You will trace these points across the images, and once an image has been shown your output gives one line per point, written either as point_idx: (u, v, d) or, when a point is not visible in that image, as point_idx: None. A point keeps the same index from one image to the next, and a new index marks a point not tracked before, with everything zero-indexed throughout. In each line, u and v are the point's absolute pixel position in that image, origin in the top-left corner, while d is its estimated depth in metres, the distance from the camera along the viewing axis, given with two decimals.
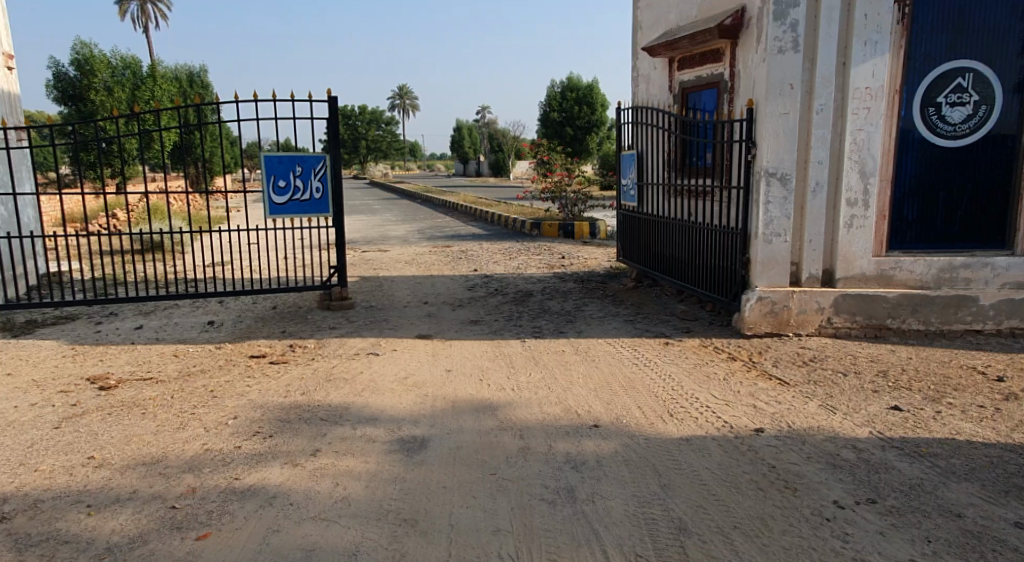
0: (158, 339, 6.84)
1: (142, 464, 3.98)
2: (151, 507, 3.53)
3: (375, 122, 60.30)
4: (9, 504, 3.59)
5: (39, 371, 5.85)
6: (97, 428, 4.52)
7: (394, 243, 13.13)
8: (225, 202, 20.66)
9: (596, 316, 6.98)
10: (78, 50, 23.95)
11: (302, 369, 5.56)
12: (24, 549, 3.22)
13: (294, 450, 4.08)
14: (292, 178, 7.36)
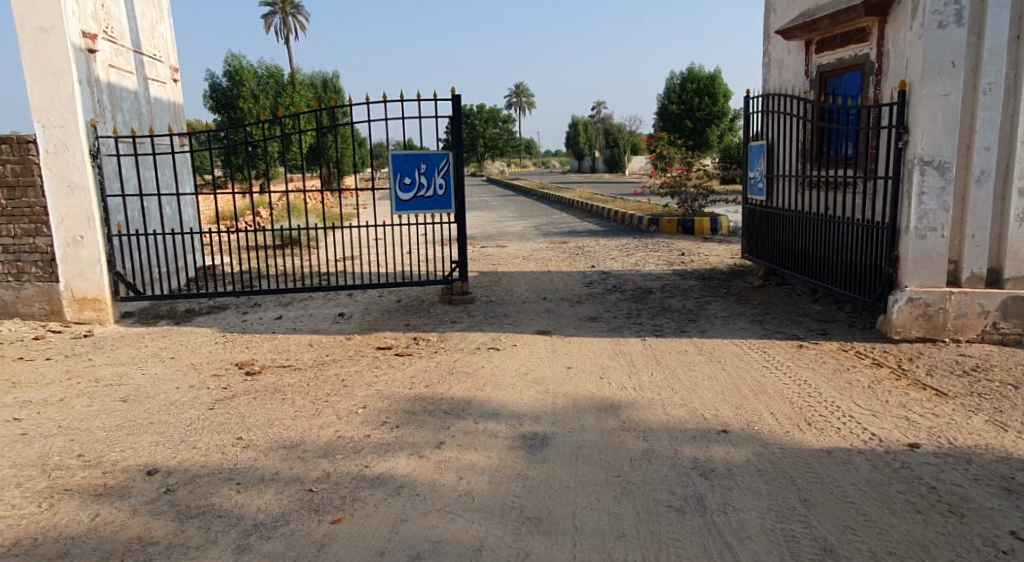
0: (296, 329, 7.24)
1: (283, 447, 4.17)
2: (292, 489, 3.68)
3: (493, 121, 61.24)
4: (172, 477, 3.87)
5: (196, 356, 6.35)
6: (244, 411, 4.82)
7: (512, 238, 13.24)
8: (354, 200, 21.73)
9: (721, 315, 6.67)
10: (230, 62, 26.11)
11: (425, 362, 5.67)
12: (185, 520, 3.44)
13: (420, 442, 4.15)
14: (418, 176, 7.54)
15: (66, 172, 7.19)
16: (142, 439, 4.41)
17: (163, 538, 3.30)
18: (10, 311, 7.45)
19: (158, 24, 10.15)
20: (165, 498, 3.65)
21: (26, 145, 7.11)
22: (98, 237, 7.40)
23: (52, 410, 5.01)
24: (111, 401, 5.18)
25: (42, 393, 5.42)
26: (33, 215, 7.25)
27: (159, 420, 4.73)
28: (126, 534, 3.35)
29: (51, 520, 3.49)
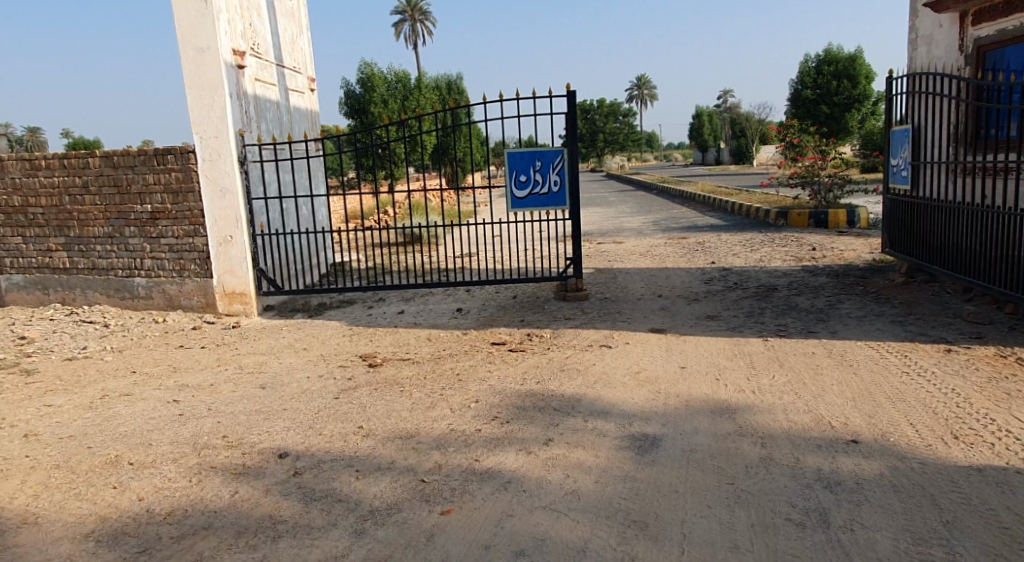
0: (416, 323, 7.44)
1: (399, 438, 4.26)
2: (405, 478, 3.72)
3: (615, 116, 60.52)
4: (300, 461, 4.03)
5: (325, 347, 6.67)
6: (366, 402, 4.98)
7: (630, 234, 12.98)
8: (475, 199, 22.20)
9: (856, 315, 6.16)
10: (363, 70, 27.54)
11: (538, 358, 5.64)
12: (310, 501, 3.54)
13: (529, 438, 4.10)
14: (533, 173, 7.52)
15: (219, 178, 7.76)
16: (275, 424, 4.65)
17: (290, 517, 3.40)
18: (174, 303, 8.23)
19: (298, 38, 10.79)
20: (293, 480, 3.79)
21: (187, 155, 7.78)
22: (245, 236, 7.95)
23: (202, 394, 5.42)
24: (251, 388, 5.52)
25: (197, 378, 5.89)
26: (193, 217, 7.92)
27: (291, 407, 4.98)
28: (259, 511, 3.48)
29: (198, 493, 3.71)
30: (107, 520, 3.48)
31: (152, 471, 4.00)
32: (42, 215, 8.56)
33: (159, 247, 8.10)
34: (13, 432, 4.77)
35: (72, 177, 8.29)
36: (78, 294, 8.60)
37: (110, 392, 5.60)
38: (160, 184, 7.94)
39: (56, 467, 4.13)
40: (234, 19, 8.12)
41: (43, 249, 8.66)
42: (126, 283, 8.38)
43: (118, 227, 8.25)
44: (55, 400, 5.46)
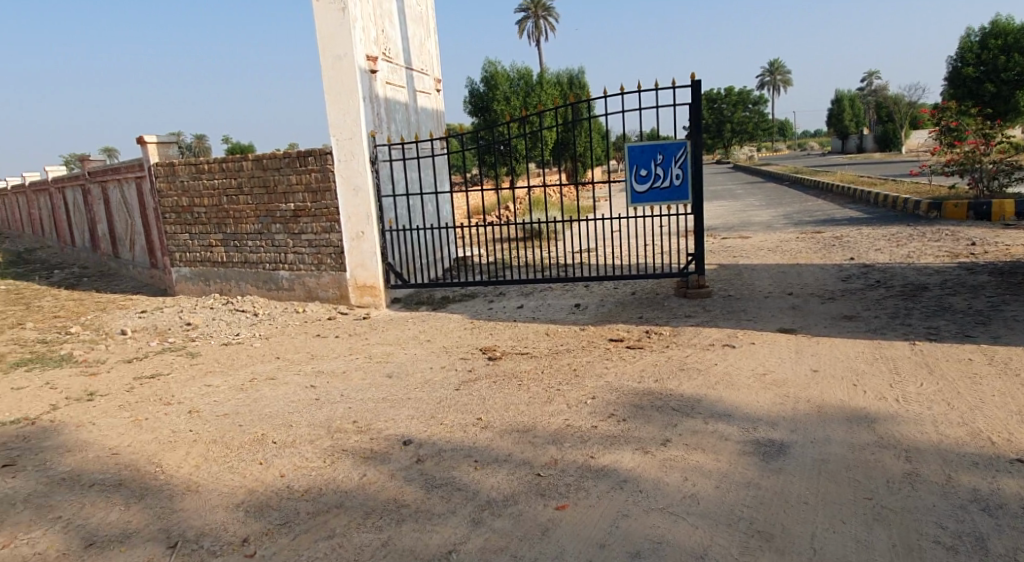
0: (535, 317, 7.49)
1: (516, 431, 4.30)
2: (521, 471, 3.74)
3: (744, 104, 58.05)
4: (422, 449, 4.16)
5: (447, 340, 6.86)
6: (485, 394, 5.07)
7: (758, 228, 12.41)
8: (596, 194, 22.08)
9: (1022, 318, 5.55)
10: (487, 69, 28.20)
11: (657, 356, 5.51)
12: (432, 488, 3.64)
13: (647, 437, 4.00)
14: (654, 167, 7.35)
15: (352, 177, 8.15)
16: (401, 412, 4.82)
17: (413, 502, 3.51)
18: (312, 295, 8.75)
19: (426, 41, 11.14)
20: (416, 466, 3.92)
21: (324, 156, 8.22)
22: (376, 232, 8.30)
23: (336, 381, 5.73)
24: (379, 376, 5.77)
25: (332, 365, 6.24)
26: (329, 214, 8.37)
27: (415, 396, 5.16)
28: (384, 495, 3.61)
29: (330, 474, 3.91)
30: (253, 493, 3.75)
31: (292, 450, 4.27)
32: (205, 214, 9.55)
33: (300, 242, 8.64)
34: (178, 408, 5.26)
35: (229, 179, 9.10)
36: (233, 285, 9.50)
37: (257, 375, 6.05)
38: (302, 184, 8.46)
39: (211, 441, 4.50)
40: (368, 26, 8.50)
41: (206, 244, 9.67)
42: (272, 275, 9.03)
43: (266, 224, 8.90)
44: (211, 381, 5.97)
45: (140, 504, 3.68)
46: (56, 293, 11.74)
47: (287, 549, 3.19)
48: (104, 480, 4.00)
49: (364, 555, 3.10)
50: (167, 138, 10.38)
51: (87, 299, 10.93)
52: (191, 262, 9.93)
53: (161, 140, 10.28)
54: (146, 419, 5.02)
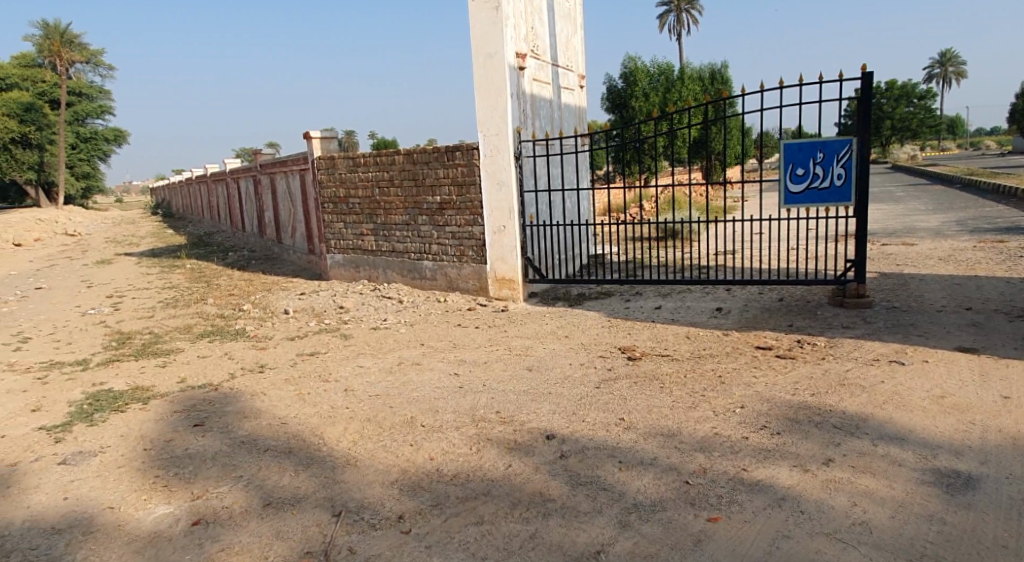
0: (674, 319, 7.31)
1: (661, 434, 4.21)
2: (669, 477, 3.66)
3: (907, 99, 53.60)
4: (565, 445, 4.17)
5: (586, 337, 6.83)
6: (626, 394, 5.00)
7: (925, 235, 11.40)
8: (737, 194, 21.32)
9: None
10: (627, 65, 28.07)
11: (812, 368, 5.20)
12: (578, 485, 3.65)
13: (806, 455, 3.79)
14: (812, 166, 6.93)
15: (497, 172, 8.29)
16: (542, 406, 4.87)
17: (559, 497, 3.53)
18: (454, 285, 9.01)
19: (572, 37, 11.12)
20: (561, 462, 3.94)
21: (472, 152, 8.44)
22: (517, 227, 8.38)
23: (478, 370, 5.88)
24: (519, 369, 5.86)
25: (474, 354, 6.41)
26: (473, 208, 8.59)
27: (556, 391, 5.18)
28: (531, 487, 3.66)
29: (478, 461, 4.02)
30: (407, 472, 3.92)
31: (441, 435, 4.42)
32: (358, 204, 10.13)
33: (445, 234, 8.93)
34: (335, 386, 5.61)
35: (381, 172, 9.59)
36: (380, 272, 10.00)
37: (405, 360, 6.33)
38: (449, 178, 8.74)
39: (366, 419, 4.76)
40: (519, 24, 8.63)
41: (358, 233, 10.24)
42: (417, 264, 9.40)
43: (414, 216, 9.29)
44: (364, 362, 6.31)
45: (307, 472, 3.97)
46: (228, 273, 12.91)
47: (440, 530, 3.31)
48: (276, 446, 4.34)
49: (514, 546, 3.16)
50: (329, 133, 11.12)
51: (254, 279, 11.93)
52: (344, 249, 10.57)
53: (323, 135, 11.04)
54: (309, 394, 5.39)
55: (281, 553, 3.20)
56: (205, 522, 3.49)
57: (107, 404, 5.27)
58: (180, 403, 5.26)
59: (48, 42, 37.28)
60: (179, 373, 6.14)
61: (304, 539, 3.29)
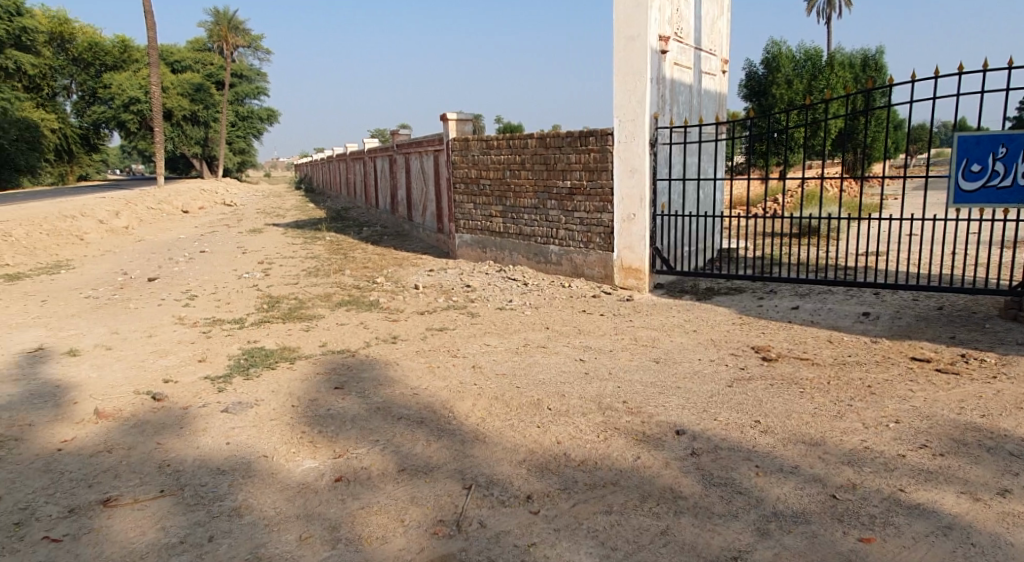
0: (814, 322, 6.88)
1: (803, 442, 3.98)
2: (814, 488, 3.46)
3: None
4: (696, 442, 4.04)
5: (716, 333, 6.57)
6: (762, 396, 4.77)
7: None
8: (887, 192, 19.82)
9: None
10: (770, 50, 26.73)
11: (979, 386, 4.73)
12: (712, 485, 3.52)
13: (975, 482, 3.45)
14: (992, 162, 6.27)
15: (631, 159, 8.10)
16: (671, 400, 4.73)
17: (691, 496, 3.42)
18: (579, 271, 8.93)
19: (718, 19, 10.64)
20: (692, 459, 3.81)
21: (606, 137, 8.31)
22: (647, 216, 8.14)
23: (605, 357, 5.81)
24: (645, 359, 5.73)
25: (599, 342, 6.33)
26: (604, 195, 8.44)
27: (685, 386, 5.02)
28: (661, 482, 3.57)
29: (606, 449, 3.97)
30: (534, 453, 3.94)
31: (567, 420, 4.40)
32: (490, 186, 10.28)
33: (573, 220, 8.86)
34: (464, 361, 5.74)
35: (514, 155, 9.68)
36: (506, 254, 10.10)
37: (530, 342, 6.36)
38: (581, 163, 8.66)
39: (494, 397, 4.82)
40: (664, 6, 8.38)
41: (487, 215, 10.41)
42: (543, 249, 9.41)
43: (543, 200, 9.29)
44: (490, 341, 6.41)
45: (439, 443, 4.08)
46: (364, 246, 13.52)
47: (569, 514, 3.31)
48: (408, 415, 4.49)
49: (645, 540, 3.10)
50: (465, 115, 11.34)
51: (387, 254, 12.42)
52: (473, 230, 10.78)
53: (460, 117, 11.31)
54: (439, 367, 5.55)
55: (416, 518, 3.31)
56: (346, 480, 3.67)
57: (260, 361, 5.68)
58: (323, 366, 5.57)
59: (218, 26, 40.55)
60: (321, 337, 6.50)
61: (438, 507, 3.39)
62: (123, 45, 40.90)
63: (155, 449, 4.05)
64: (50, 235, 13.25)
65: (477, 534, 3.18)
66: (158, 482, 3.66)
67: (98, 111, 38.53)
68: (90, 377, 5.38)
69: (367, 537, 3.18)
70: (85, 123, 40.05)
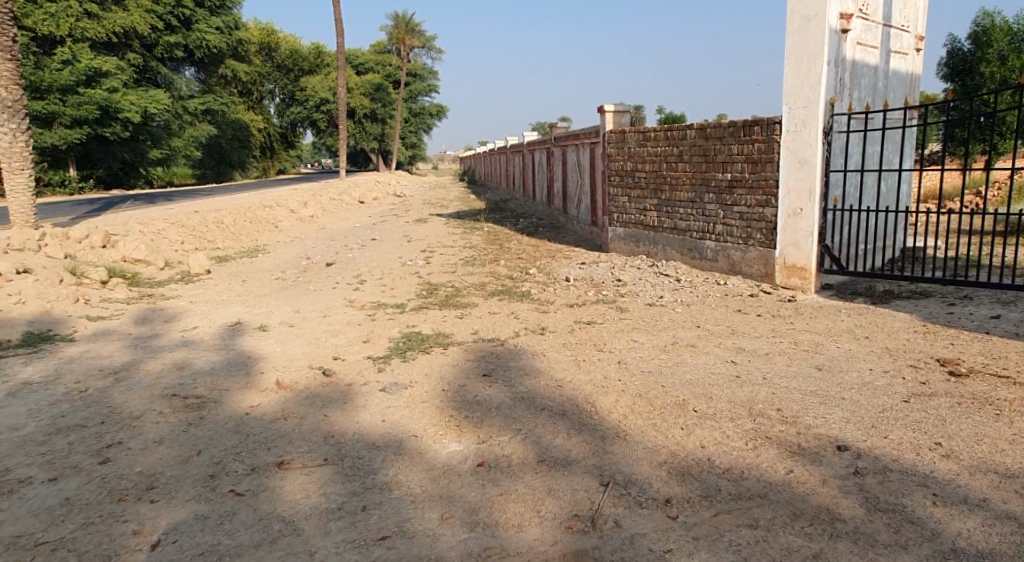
0: (1017, 334, 6.07)
1: (992, 473, 3.55)
2: (1006, 528, 3.08)
3: None
4: (862, 460, 3.72)
5: (893, 341, 6.00)
6: (946, 415, 4.29)
7: None
8: None
9: None
10: (980, 23, 23.86)
11: None
12: (876, 510, 3.25)
13: None
14: None
15: (800, 149, 7.56)
16: (833, 411, 4.38)
17: (852, 520, 3.18)
18: (736, 269, 8.50)
19: None
20: (854, 479, 3.53)
21: (773, 126, 7.83)
22: (816, 210, 7.53)
23: (759, 360, 5.51)
24: (807, 365, 5.36)
25: (754, 344, 6.02)
26: (767, 187, 7.98)
27: (850, 397, 4.63)
28: (815, 500, 3.34)
29: (755, 459, 3.76)
30: (677, 456, 3.83)
31: (714, 424, 4.22)
32: (645, 179, 10.11)
33: (732, 214, 8.47)
34: (609, 357, 5.69)
35: (672, 147, 9.47)
36: (660, 249, 9.85)
37: (680, 340, 6.18)
38: (743, 154, 8.25)
39: (638, 395, 4.74)
40: None
41: (641, 208, 10.24)
42: (698, 244, 9.07)
43: (701, 193, 8.98)
44: (639, 337, 6.30)
45: (579, 437, 4.08)
46: (519, 238, 13.80)
47: (710, 524, 3.19)
48: (551, 407, 4.53)
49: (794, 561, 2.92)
50: (624, 106, 11.24)
51: (540, 246, 12.58)
52: (626, 223, 10.64)
53: (617, 109, 11.22)
54: (585, 361, 5.55)
55: (552, 510, 3.34)
56: (488, 466, 3.78)
57: (416, 345, 5.98)
58: (473, 353, 5.77)
59: (396, 30, 43.08)
60: (474, 325, 6.73)
61: (574, 502, 3.39)
62: (317, 51, 44.46)
63: (322, 420, 4.39)
64: (250, 221, 14.79)
65: (611, 534, 3.15)
66: (322, 451, 3.98)
67: (294, 111, 42.57)
68: (274, 350, 5.93)
69: (504, 524, 3.25)
70: (283, 122, 44.24)
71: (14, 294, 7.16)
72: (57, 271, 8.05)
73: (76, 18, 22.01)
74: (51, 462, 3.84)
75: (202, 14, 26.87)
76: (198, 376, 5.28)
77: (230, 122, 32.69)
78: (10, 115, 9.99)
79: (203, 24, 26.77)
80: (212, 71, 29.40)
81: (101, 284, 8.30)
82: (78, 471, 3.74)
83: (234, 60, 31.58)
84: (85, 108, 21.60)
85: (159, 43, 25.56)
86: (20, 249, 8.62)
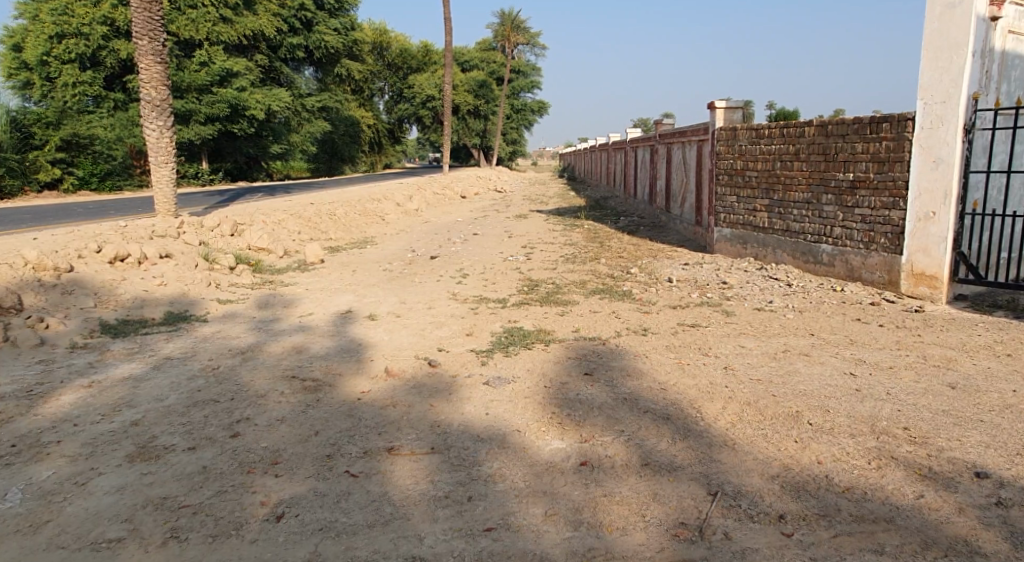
0: None
1: None
2: None
3: None
4: (1007, 491, 3.43)
5: None
6: None
7: None
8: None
9: None
10: None
11: None
12: (1022, 547, 2.99)
13: None
14: None
15: (935, 147, 7.06)
16: (970, 434, 4.06)
17: (992, 555, 2.95)
18: (854, 275, 8.02)
19: None
20: (996, 510, 3.26)
21: (905, 122, 7.34)
22: (951, 215, 7.02)
23: (881, 374, 5.18)
24: (937, 382, 4.99)
25: (875, 355, 5.68)
26: (895, 189, 7.49)
27: (990, 421, 4.26)
28: (950, 529, 3.12)
29: (879, 480, 3.54)
30: (791, 470, 3.66)
31: (832, 439, 4.01)
32: (757, 178, 9.75)
33: (852, 216, 8.00)
34: (715, 361, 5.53)
35: (788, 144, 9.08)
36: (769, 251, 9.46)
37: (792, 348, 5.92)
38: (869, 152, 7.78)
39: (747, 403, 4.57)
40: None
41: (751, 208, 9.88)
42: (813, 247, 8.64)
43: (818, 193, 8.55)
44: (747, 343, 6.09)
45: (685, 442, 3.99)
46: (619, 236, 13.64)
47: (829, 545, 3.04)
48: (655, 410, 4.45)
49: None
50: (735, 102, 10.90)
51: (642, 244, 12.39)
52: (733, 223, 10.30)
53: (729, 105, 10.89)
54: (689, 364, 5.41)
55: (657, 516, 3.28)
56: (591, 465, 3.76)
57: (519, 340, 6.03)
58: (576, 351, 5.75)
59: (501, 27, 43.57)
60: (575, 323, 6.70)
61: (680, 509, 3.32)
62: (426, 49, 45.61)
63: (429, 410, 4.50)
64: (360, 214, 15.38)
65: (721, 546, 3.06)
66: (431, 440, 4.07)
67: (402, 108, 43.89)
68: (383, 339, 6.14)
69: (608, 525, 3.22)
70: (392, 118, 45.76)
71: (156, 276, 7.77)
72: (193, 256, 8.64)
73: (212, 23, 23.38)
74: (189, 432, 4.14)
75: (322, 17, 28.31)
76: (316, 360, 5.54)
77: (342, 118, 34.08)
78: (158, 112, 10.84)
79: (323, 25, 28.27)
80: (329, 70, 30.83)
81: (230, 270, 8.82)
82: (212, 443, 4.01)
83: (349, 60, 33.06)
84: (217, 106, 23.12)
85: (283, 44, 27.03)
86: (162, 235, 9.34)
